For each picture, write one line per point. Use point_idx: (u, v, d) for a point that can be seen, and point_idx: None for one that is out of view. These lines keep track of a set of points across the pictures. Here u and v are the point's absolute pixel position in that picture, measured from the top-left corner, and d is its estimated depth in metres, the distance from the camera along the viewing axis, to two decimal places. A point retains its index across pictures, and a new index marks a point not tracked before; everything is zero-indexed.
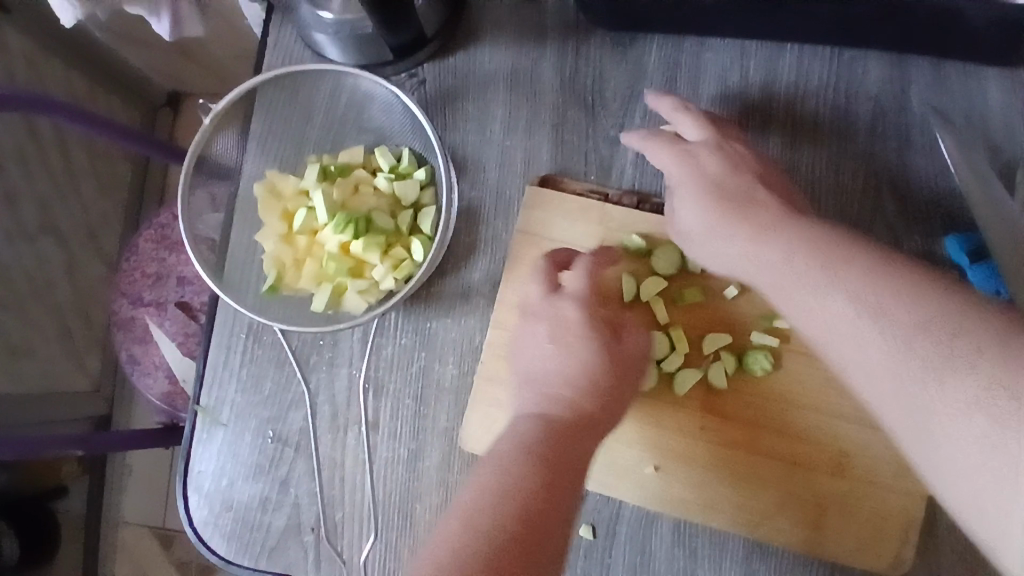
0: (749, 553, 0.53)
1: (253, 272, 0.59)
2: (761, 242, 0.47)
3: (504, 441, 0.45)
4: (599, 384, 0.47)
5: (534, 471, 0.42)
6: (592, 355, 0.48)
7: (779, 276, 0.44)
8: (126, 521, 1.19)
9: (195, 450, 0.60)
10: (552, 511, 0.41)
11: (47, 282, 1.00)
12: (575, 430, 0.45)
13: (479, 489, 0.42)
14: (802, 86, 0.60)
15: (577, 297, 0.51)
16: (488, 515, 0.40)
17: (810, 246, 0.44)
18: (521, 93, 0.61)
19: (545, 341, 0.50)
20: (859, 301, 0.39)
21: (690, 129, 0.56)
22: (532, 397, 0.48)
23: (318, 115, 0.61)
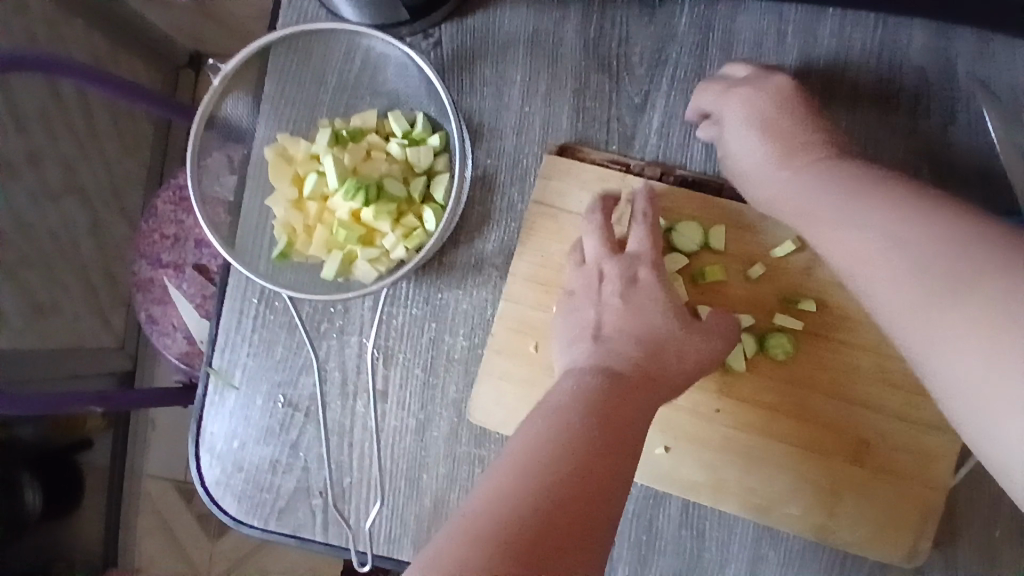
0: (759, 537, 0.52)
1: (264, 238, 0.59)
2: (806, 178, 0.47)
3: (559, 392, 0.43)
4: (668, 344, 0.45)
5: (596, 424, 0.40)
6: (663, 317, 0.46)
7: (814, 213, 0.45)
8: (149, 475, 1.24)
9: (208, 412, 0.60)
10: (613, 464, 0.39)
11: (72, 241, 1.02)
12: (637, 389, 0.43)
13: (536, 442, 0.40)
14: (843, 54, 0.56)
15: (647, 257, 0.49)
16: (547, 462, 0.38)
17: (848, 185, 0.44)
18: (541, 56, 0.59)
19: (614, 298, 0.47)
20: (888, 234, 0.39)
21: (742, 68, 0.54)
22: (591, 350, 0.46)
23: (331, 77, 0.60)
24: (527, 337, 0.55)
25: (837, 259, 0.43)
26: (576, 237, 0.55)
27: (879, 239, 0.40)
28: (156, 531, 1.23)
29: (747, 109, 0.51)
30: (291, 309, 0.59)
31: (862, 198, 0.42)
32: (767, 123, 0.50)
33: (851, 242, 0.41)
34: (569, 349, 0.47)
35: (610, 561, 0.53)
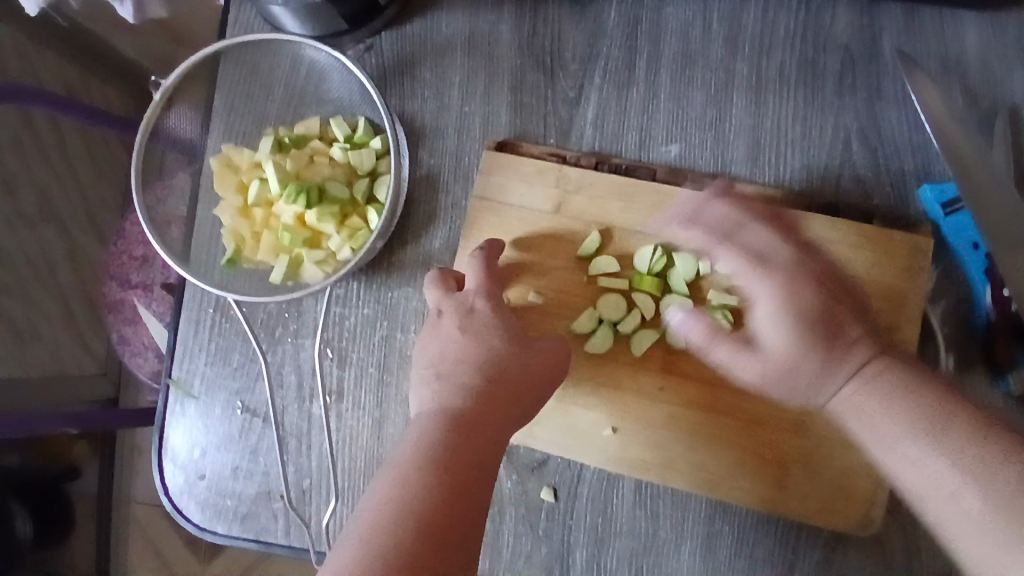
0: (711, 513, 0.53)
1: (216, 246, 0.60)
2: (861, 380, 0.44)
3: (404, 445, 0.43)
4: (506, 363, 0.46)
5: (434, 470, 0.40)
6: (498, 341, 0.47)
7: (881, 422, 0.42)
8: (138, 501, 1.24)
9: (169, 422, 0.61)
10: (464, 511, 0.39)
11: (49, 269, 1.04)
12: (476, 421, 0.43)
13: (378, 506, 0.39)
14: (768, 39, 0.58)
15: (480, 288, 0.50)
16: (390, 531, 0.37)
17: (904, 393, 0.42)
18: (477, 57, 0.60)
19: (454, 329, 0.48)
20: (955, 464, 0.38)
21: (763, 240, 0.50)
22: (436, 390, 0.46)
23: (277, 87, 0.61)
24: None
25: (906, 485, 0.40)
26: (515, 231, 0.56)
27: (948, 464, 0.38)
28: (147, 557, 1.23)
29: (782, 295, 0.48)
30: (244, 315, 0.60)
31: (926, 408, 0.41)
32: (806, 308, 0.47)
33: (920, 463, 0.39)
34: (419, 388, 0.47)
35: (568, 544, 0.54)
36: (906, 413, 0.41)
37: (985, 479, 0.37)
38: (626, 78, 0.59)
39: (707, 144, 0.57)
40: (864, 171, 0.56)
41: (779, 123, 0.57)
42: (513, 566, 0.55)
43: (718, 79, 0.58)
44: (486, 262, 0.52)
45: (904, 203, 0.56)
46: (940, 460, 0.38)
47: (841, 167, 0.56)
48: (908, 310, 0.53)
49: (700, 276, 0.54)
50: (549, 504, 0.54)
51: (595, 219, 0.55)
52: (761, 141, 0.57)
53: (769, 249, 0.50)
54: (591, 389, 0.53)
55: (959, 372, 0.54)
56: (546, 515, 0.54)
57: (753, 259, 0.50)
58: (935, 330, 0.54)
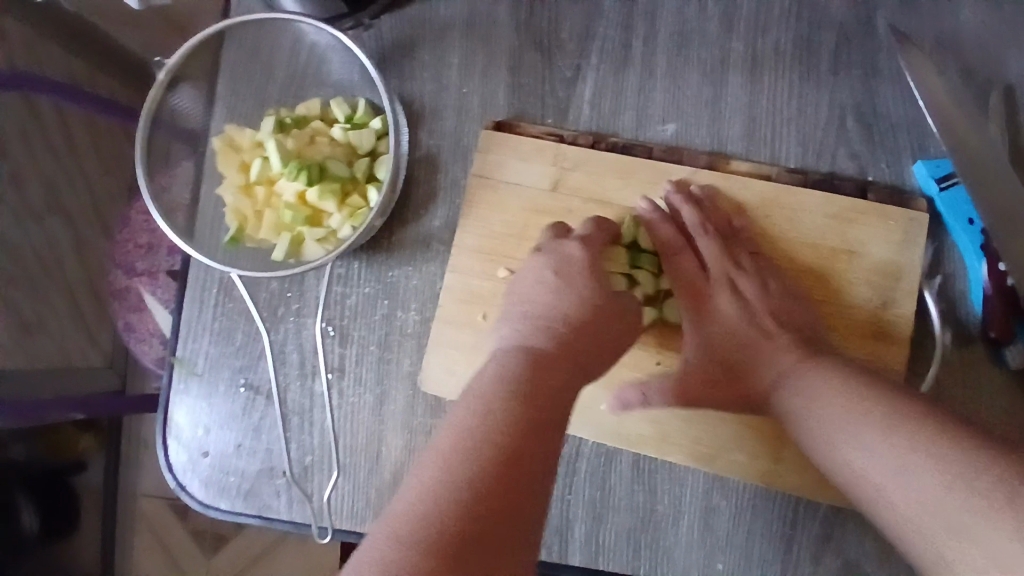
0: (709, 487, 0.53)
1: (220, 225, 0.61)
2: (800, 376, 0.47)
3: (482, 374, 0.41)
4: (593, 312, 0.44)
5: (517, 399, 0.38)
6: (588, 289, 0.46)
7: (815, 413, 0.45)
8: (143, 494, 1.27)
9: (173, 401, 0.62)
10: (546, 444, 0.37)
11: (56, 261, 1.05)
12: (562, 359, 0.41)
13: (457, 429, 0.37)
14: (764, 17, 0.58)
15: (581, 236, 0.50)
16: (470, 456, 0.35)
17: (842, 391, 0.45)
18: (476, 39, 0.61)
19: (545, 273, 0.47)
20: (895, 458, 0.40)
21: (714, 260, 0.54)
22: (521, 326, 0.44)
23: (279, 70, 0.63)
24: (474, 307, 0.57)
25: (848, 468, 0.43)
26: (514, 208, 0.57)
27: (888, 457, 0.40)
28: (154, 549, 1.26)
29: (704, 316, 0.53)
30: (246, 294, 0.61)
31: (865, 403, 0.43)
32: (738, 323, 0.52)
33: (855, 449, 0.42)
34: (501, 324, 0.46)
35: (566, 519, 0.54)
36: (844, 412, 0.44)
37: (924, 466, 0.39)
38: (624, 57, 0.59)
39: (704, 121, 0.58)
40: (860, 148, 0.56)
41: (775, 101, 0.58)
42: None
43: (714, 57, 0.58)
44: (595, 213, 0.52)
45: (900, 179, 0.56)
46: (882, 455, 0.41)
47: (837, 144, 0.57)
48: (905, 284, 0.53)
49: None
50: None
51: (593, 196, 0.56)
52: (757, 119, 0.57)
53: (713, 269, 0.54)
54: None
55: (956, 346, 0.54)
56: None
57: (694, 279, 0.54)
58: (931, 305, 0.54)
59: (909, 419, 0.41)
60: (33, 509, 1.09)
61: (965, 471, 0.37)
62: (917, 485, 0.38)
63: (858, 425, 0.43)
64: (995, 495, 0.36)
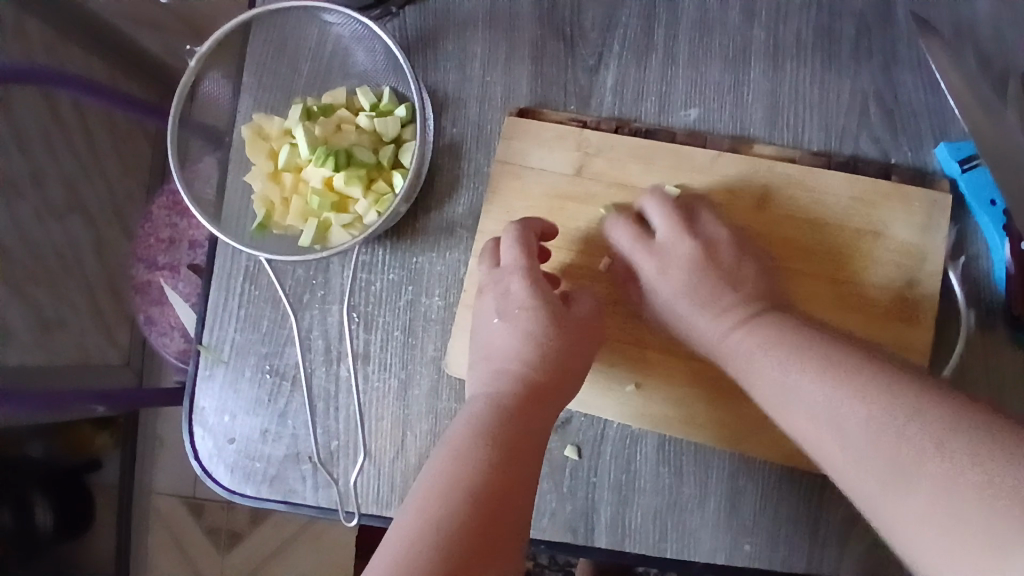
0: (736, 470, 0.53)
1: (248, 212, 0.62)
2: (752, 328, 0.48)
3: (454, 427, 0.46)
4: (549, 353, 0.49)
5: (486, 444, 0.43)
6: (540, 322, 0.49)
7: (759, 367, 0.46)
8: (158, 492, 1.28)
9: (199, 387, 0.62)
10: (514, 482, 0.42)
11: (77, 260, 1.07)
12: (523, 403, 0.47)
13: (436, 475, 0.42)
14: (785, 5, 0.59)
15: (518, 269, 0.51)
16: (448, 499, 0.40)
17: (786, 346, 0.45)
18: (499, 28, 0.62)
19: (494, 317, 0.51)
20: (834, 408, 0.40)
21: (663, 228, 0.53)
22: (485, 377, 0.49)
23: (304, 64, 0.64)
24: None
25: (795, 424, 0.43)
26: (538, 193, 0.57)
27: (829, 406, 0.40)
28: (169, 547, 1.26)
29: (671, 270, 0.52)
30: (276, 278, 0.62)
31: (805, 356, 0.43)
32: (695, 281, 0.51)
33: (795, 401, 0.43)
34: (471, 373, 0.51)
35: (592, 502, 0.54)
36: (785, 366, 0.44)
37: (861, 413, 0.38)
38: (646, 45, 0.60)
39: (726, 107, 0.58)
40: (882, 133, 0.57)
41: (797, 86, 0.58)
42: (537, 524, 0.55)
43: (735, 44, 0.59)
44: (520, 237, 0.52)
45: (922, 163, 0.56)
46: (823, 407, 0.41)
47: (859, 128, 0.57)
48: (931, 265, 0.53)
49: None
50: (573, 462, 0.55)
51: (615, 181, 0.56)
52: (778, 106, 0.58)
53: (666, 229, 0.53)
54: (614, 347, 0.54)
55: (981, 327, 0.54)
56: (570, 473, 0.55)
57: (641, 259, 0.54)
58: (957, 286, 0.54)
59: (847, 368, 0.41)
60: (48, 507, 1.10)
61: (900, 414, 0.37)
62: (854, 433, 0.38)
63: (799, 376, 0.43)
64: (926, 436, 0.35)
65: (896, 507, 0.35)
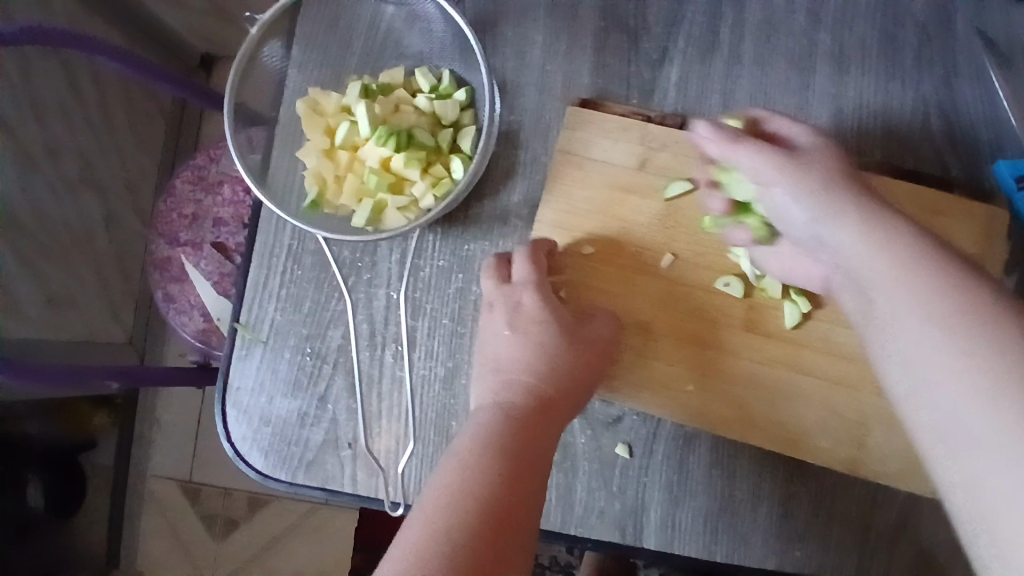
0: (789, 473, 0.53)
1: (293, 189, 0.60)
2: (877, 223, 0.42)
3: (463, 434, 0.43)
4: (559, 367, 0.47)
5: (496, 458, 0.41)
6: (553, 337, 0.48)
7: (871, 261, 0.41)
8: (153, 475, 1.24)
9: (234, 367, 0.61)
10: (524, 499, 0.40)
11: (85, 234, 1.04)
12: (532, 418, 0.44)
13: (442, 488, 0.39)
14: (851, 11, 0.59)
15: (529, 283, 0.51)
16: (457, 512, 0.37)
17: (898, 248, 0.40)
18: (561, 17, 0.61)
19: (503, 328, 0.49)
20: (942, 318, 0.35)
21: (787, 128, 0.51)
22: (491, 386, 0.46)
23: (358, 40, 0.61)
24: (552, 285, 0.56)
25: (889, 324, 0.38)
26: (600, 185, 0.56)
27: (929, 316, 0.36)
28: (162, 533, 1.23)
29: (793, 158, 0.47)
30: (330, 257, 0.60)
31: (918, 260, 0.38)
32: (810, 172, 0.46)
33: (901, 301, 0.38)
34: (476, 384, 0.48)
35: (643, 501, 0.54)
36: (885, 269, 0.39)
37: (961, 335, 0.34)
38: (710, 44, 0.59)
39: (790, 111, 0.58)
40: (942, 146, 0.57)
41: (859, 94, 0.58)
42: (585, 522, 0.54)
43: (800, 48, 0.59)
44: (532, 255, 0.52)
45: (980, 179, 0.57)
46: (912, 317, 0.36)
47: (920, 140, 0.57)
48: None
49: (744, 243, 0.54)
50: (625, 460, 0.54)
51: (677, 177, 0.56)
52: (840, 113, 0.58)
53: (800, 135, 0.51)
54: (672, 344, 0.53)
55: None
56: (621, 471, 0.54)
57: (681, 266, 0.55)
58: None
59: (965, 282, 0.36)
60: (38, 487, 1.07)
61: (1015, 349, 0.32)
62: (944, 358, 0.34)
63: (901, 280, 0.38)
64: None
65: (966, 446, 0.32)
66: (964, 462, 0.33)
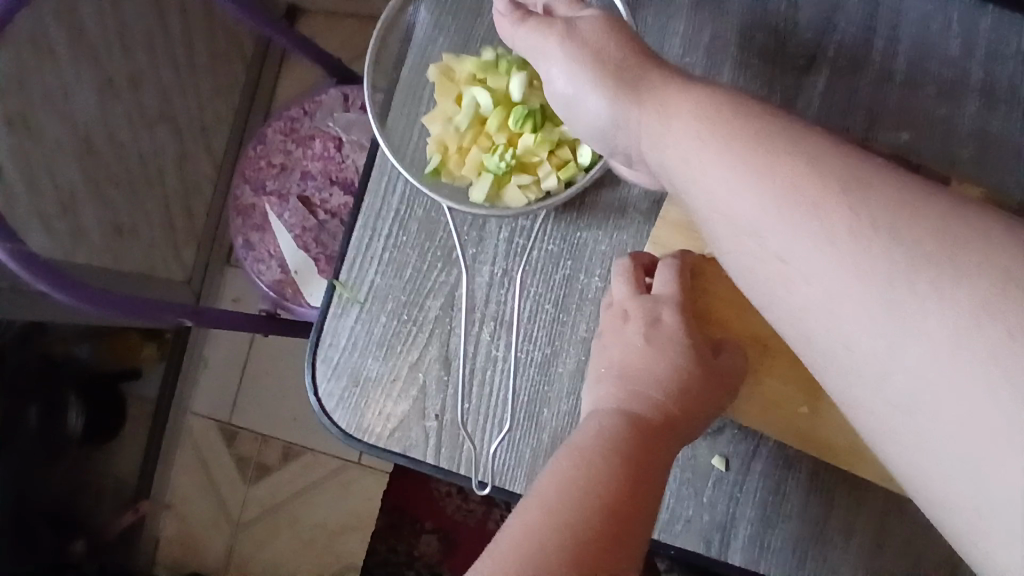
0: (887, 508, 0.52)
1: (411, 150, 0.58)
2: (696, 134, 0.38)
3: (581, 433, 0.45)
4: (689, 389, 0.46)
5: (619, 465, 0.42)
6: (685, 358, 0.47)
7: (708, 186, 0.38)
8: (195, 413, 1.26)
9: (328, 323, 0.61)
10: (640, 504, 0.41)
11: (158, 167, 1.04)
12: (657, 432, 0.44)
13: (558, 480, 0.41)
14: (1014, 42, 0.56)
15: (672, 299, 0.50)
16: (573, 506, 0.40)
17: (726, 155, 0.37)
18: (707, 12, 0.59)
19: (637, 336, 0.49)
20: (805, 247, 0.33)
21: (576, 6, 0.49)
22: (616, 392, 0.47)
23: (491, 8, 0.60)
24: None
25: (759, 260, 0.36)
26: None
27: (795, 248, 0.34)
28: (194, 470, 1.25)
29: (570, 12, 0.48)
30: (450, 226, 0.59)
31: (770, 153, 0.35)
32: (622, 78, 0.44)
33: (760, 237, 0.35)
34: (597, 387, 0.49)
35: (732, 514, 0.53)
36: (739, 194, 0.36)
37: (847, 240, 0.32)
38: (858, 59, 0.57)
39: (935, 139, 0.56)
40: None
41: (1011, 129, 0.55)
42: (669, 528, 0.54)
43: (954, 75, 0.56)
44: (679, 271, 0.52)
45: None
46: (799, 253, 0.34)
47: None
48: None
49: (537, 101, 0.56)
50: (720, 472, 0.54)
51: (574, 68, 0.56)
52: (988, 147, 0.55)
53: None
54: (785, 362, 0.52)
55: None
56: (714, 483, 0.54)
57: None
58: None
59: (817, 172, 0.34)
60: (80, 409, 1.07)
61: (884, 233, 0.31)
62: (828, 270, 0.32)
63: (768, 193, 0.34)
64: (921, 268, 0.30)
65: (879, 398, 0.32)
66: (904, 413, 0.31)
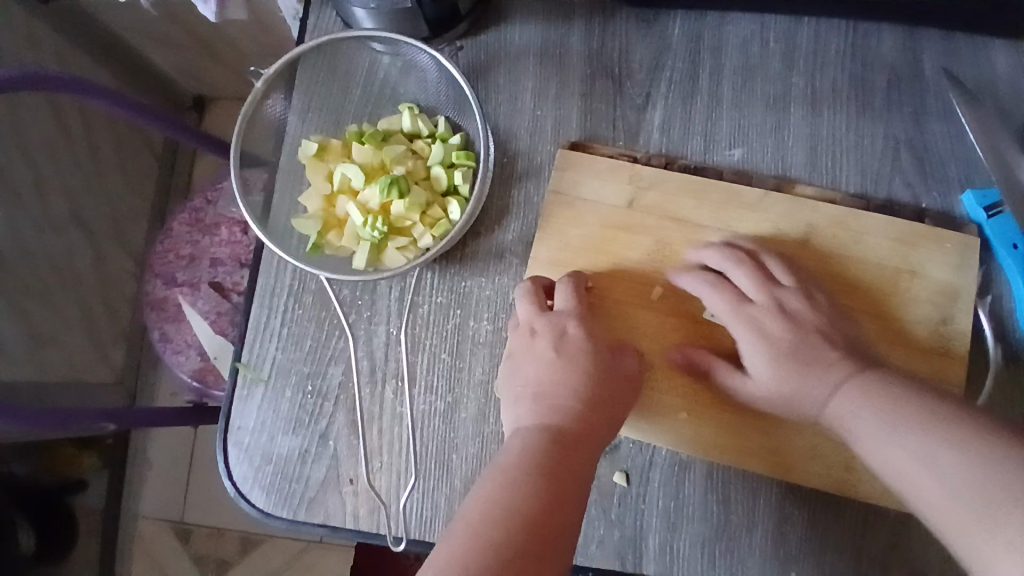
0: (781, 499, 0.55)
1: (294, 230, 0.61)
2: (853, 393, 0.48)
3: (505, 454, 0.47)
4: (599, 392, 0.50)
5: (538, 476, 0.44)
6: (592, 365, 0.51)
7: (854, 421, 0.47)
8: (145, 517, 1.21)
9: (236, 407, 0.61)
10: (560, 511, 0.43)
11: (75, 273, 1.03)
12: (575, 442, 0.47)
13: (483, 499, 0.43)
14: (821, 56, 0.63)
15: (572, 313, 0.54)
16: (495, 521, 0.41)
17: (873, 397, 0.47)
18: (550, 65, 0.64)
19: (547, 350, 0.52)
20: (923, 452, 0.42)
21: (794, 302, 0.53)
22: (535, 407, 0.50)
23: (355, 89, 0.64)
24: None
25: (890, 470, 0.44)
26: (591, 223, 0.59)
27: (913, 455, 0.42)
28: None
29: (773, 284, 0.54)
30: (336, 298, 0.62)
31: (893, 410, 0.45)
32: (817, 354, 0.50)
33: (886, 453, 0.44)
34: (513, 408, 0.51)
35: (641, 528, 0.55)
36: (873, 419, 0.46)
37: (953, 461, 0.40)
38: (691, 88, 0.63)
39: (768, 150, 0.62)
40: (913, 178, 0.60)
41: (834, 131, 0.61)
42: (585, 551, 0.56)
43: (775, 91, 0.62)
44: (576, 289, 0.55)
45: (950, 209, 0.60)
46: (919, 458, 0.42)
47: (891, 173, 0.60)
48: (962, 304, 0.57)
49: (379, 164, 0.60)
50: (622, 488, 0.56)
51: (403, 122, 0.62)
52: (816, 151, 0.61)
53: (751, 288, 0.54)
54: (666, 377, 0.56)
55: (1007, 363, 0.57)
56: (619, 500, 0.56)
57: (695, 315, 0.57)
58: (984, 321, 0.58)
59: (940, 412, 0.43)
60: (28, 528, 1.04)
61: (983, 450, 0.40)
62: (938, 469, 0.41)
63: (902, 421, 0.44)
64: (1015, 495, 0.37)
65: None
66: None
